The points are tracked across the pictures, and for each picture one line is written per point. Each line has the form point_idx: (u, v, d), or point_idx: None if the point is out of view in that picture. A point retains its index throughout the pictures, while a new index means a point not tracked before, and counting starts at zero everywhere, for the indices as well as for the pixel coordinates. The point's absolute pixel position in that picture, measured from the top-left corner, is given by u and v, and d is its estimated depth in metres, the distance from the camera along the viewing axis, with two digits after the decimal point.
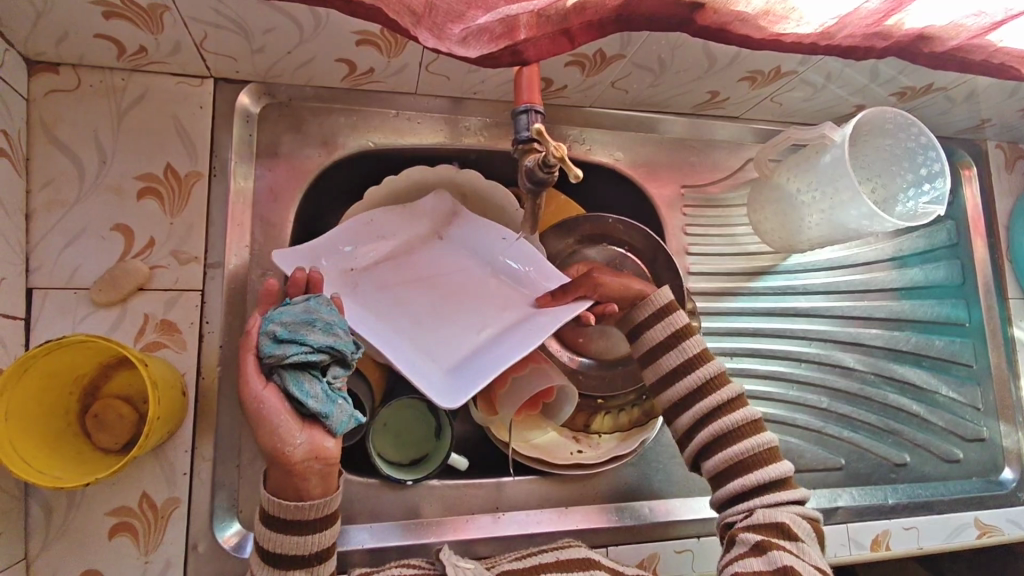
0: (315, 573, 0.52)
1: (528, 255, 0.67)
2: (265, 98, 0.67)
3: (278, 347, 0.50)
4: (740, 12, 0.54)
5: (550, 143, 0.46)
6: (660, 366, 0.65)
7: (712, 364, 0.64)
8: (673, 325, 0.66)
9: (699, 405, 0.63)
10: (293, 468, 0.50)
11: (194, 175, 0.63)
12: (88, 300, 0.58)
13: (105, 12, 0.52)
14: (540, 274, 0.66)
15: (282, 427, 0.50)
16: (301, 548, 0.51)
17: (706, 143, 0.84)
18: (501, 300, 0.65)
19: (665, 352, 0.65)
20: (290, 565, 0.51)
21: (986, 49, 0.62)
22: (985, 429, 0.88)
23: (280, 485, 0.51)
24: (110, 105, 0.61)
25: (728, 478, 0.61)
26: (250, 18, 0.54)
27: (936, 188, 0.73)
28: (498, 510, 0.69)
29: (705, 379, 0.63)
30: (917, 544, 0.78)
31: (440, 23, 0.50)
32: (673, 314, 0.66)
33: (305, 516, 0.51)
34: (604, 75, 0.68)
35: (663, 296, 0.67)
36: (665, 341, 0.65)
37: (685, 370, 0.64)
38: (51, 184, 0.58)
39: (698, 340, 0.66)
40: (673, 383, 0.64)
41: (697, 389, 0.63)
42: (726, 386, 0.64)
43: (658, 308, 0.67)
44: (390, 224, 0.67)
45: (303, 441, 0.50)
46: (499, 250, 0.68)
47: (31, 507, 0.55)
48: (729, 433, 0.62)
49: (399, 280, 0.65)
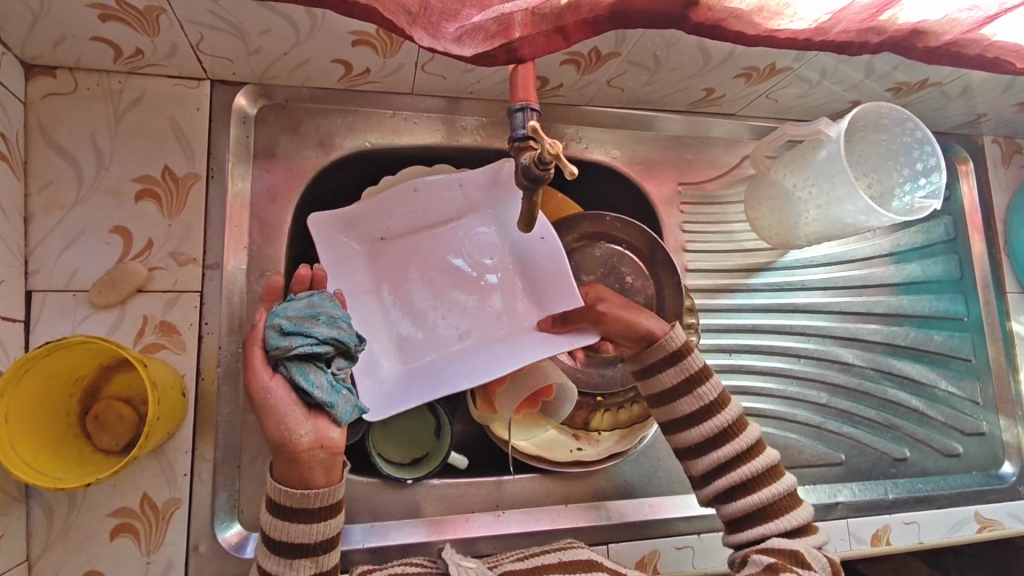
0: (320, 563, 0.52)
1: (555, 266, 0.66)
2: (262, 99, 0.67)
3: (284, 339, 0.51)
4: (734, 8, 0.54)
5: (545, 140, 0.44)
6: (674, 410, 0.64)
7: (730, 410, 0.64)
8: (690, 368, 0.64)
9: (719, 453, 0.62)
10: (298, 456, 0.49)
11: (192, 176, 0.63)
12: (87, 302, 0.58)
13: (101, 15, 0.52)
14: (558, 287, 0.66)
15: (290, 414, 0.49)
16: (306, 537, 0.51)
17: (703, 141, 0.84)
18: (508, 311, 0.70)
19: (678, 398, 0.64)
20: (294, 554, 0.51)
21: (980, 43, 0.62)
22: (984, 423, 0.88)
23: (284, 473, 0.50)
24: (107, 108, 0.61)
25: (747, 525, 0.61)
26: (246, 20, 0.54)
27: (932, 182, 0.74)
28: (499, 509, 0.69)
29: (727, 422, 0.63)
30: (917, 539, 0.78)
31: (435, 22, 0.51)
32: (690, 355, 0.65)
33: (310, 506, 0.50)
34: (599, 73, 0.69)
35: (678, 336, 0.65)
36: (679, 386, 0.64)
37: (700, 417, 0.63)
38: (50, 187, 0.59)
39: (715, 381, 0.65)
40: (688, 428, 0.63)
41: (716, 436, 0.63)
42: (745, 430, 0.63)
43: (672, 351, 0.64)
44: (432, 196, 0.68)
45: (310, 428, 0.50)
46: (532, 247, 0.68)
47: (32, 508, 0.55)
48: (748, 481, 0.62)
49: (414, 256, 0.70)
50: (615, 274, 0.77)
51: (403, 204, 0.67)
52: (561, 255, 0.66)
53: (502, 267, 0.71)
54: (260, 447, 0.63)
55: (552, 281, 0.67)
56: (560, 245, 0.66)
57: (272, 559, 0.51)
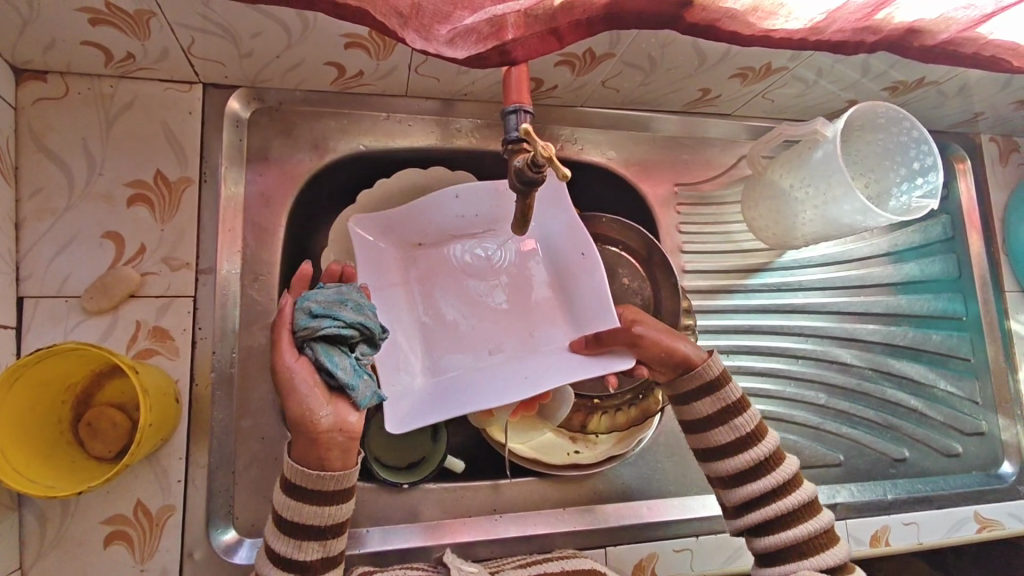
0: (328, 547, 0.52)
1: (594, 286, 0.66)
2: (255, 103, 0.67)
3: (312, 321, 0.51)
4: (729, 8, 0.54)
5: (538, 143, 0.44)
6: (708, 439, 0.62)
7: (768, 442, 0.62)
8: (727, 398, 0.62)
9: (754, 486, 0.61)
10: (318, 433, 0.50)
11: (185, 181, 0.62)
12: (79, 308, 0.58)
13: (91, 19, 0.51)
14: (596, 311, 0.65)
15: (316, 395, 0.51)
16: (316, 519, 0.51)
17: (699, 141, 0.83)
18: (543, 326, 0.69)
19: (712, 428, 0.62)
20: (303, 535, 0.51)
21: (977, 42, 0.62)
22: (984, 423, 0.88)
23: (303, 453, 0.51)
24: (99, 112, 0.61)
25: (780, 561, 0.60)
26: (237, 23, 0.54)
27: (929, 182, 0.73)
28: (496, 513, 0.68)
29: (765, 455, 0.61)
30: (917, 540, 0.78)
31: (427, 24, 0.50)
32: (728, 385, 0.63)
33: (325, 488, 0.50)
34: (594, 74, 0.68)
35: (714, 366, 0.63)
36: (715, 417, 0.62)
37: (736, 450, 0.61)
38: (41, 193, 0.58)
39: (753, 414, 0.63)
40: (722, 459, 0.62)
41: (753, 470, 0.61)
42: (782, 463, 0.62)
43: (708, 381, 0.63)
44: (470, 203, 0.67)
45: (332, 410, 0.51)
46: (573, 265, 0.68)
47: (25, 517, 0.54)
48: (783, 516, 0.60)
49: (451, 265, 0.70)
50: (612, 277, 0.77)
51: (440, 210, 0.67)
52: (601, 274, 0.65)
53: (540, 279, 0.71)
54: (255, 453, 0.62)
55: (591, 303, 0.66)
56: (600, 264, 0.65)
57: (282, 541, 0.51)
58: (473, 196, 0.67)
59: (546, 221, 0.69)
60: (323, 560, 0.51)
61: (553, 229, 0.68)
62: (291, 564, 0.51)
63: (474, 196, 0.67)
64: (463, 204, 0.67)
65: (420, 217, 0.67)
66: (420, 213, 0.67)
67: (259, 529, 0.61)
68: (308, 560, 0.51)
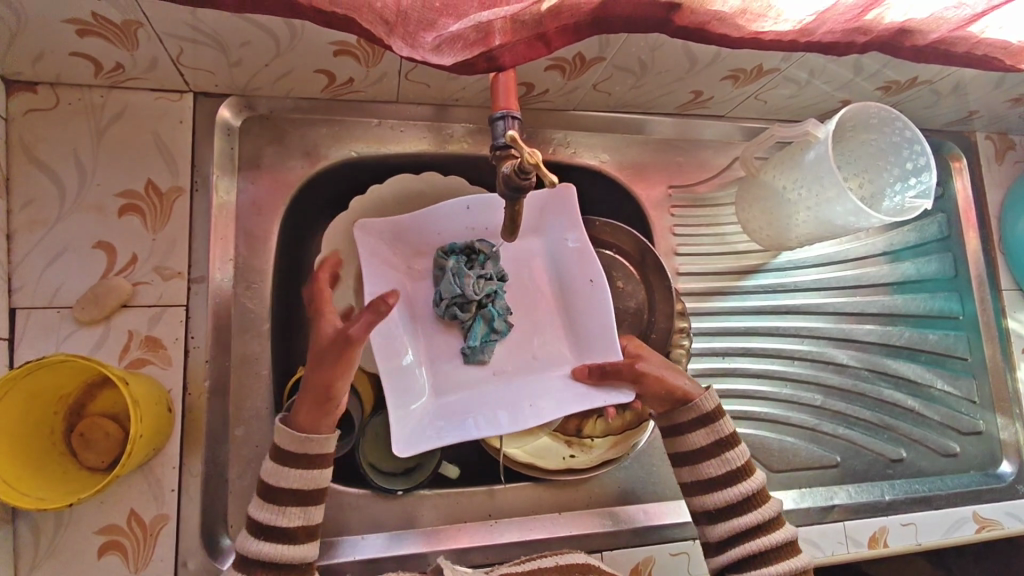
0: (308, 512, 0.55)
1: (601, 312, 0.68)
2: (246, 111, 0.67)
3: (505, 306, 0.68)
4: (717, 11, 0.53)
5: (524, 149, 0.44)
6: (698, 470, 0.63)
7: (756, 478, 0.62)
8: (718, 433, 0.63)
9: (741, 520, 0.61)
10: (330, 404, 0.55)
11: (176, 190, 0.62)
12: (71, 318, 0.58)
13: (79, 30, 0.51)
14: (603, 338, 0.68)
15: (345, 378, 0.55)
16: (301, 483, 0.54)
17: (692, 142, 0.83)
18: (545, 346, 0.70)
19: (705, 460, 0.63)
20: (286, 499, 0.54)
21: (968, 41, 0.62)
22: (982, 422, 0.88)
23: (311, 422, 0.55)
24: (89, 122, 0.61)
25: None
26: (226, 33, 0.54)
27: (922, 182, 0.73)
28: (491, 518, 0.68)
29: (752, 491, 0.62)
30: (915, 541, 0.77)
31: (413, 32, 0.50)
32: (720, 421, 0.63)
33: (309, 451, 0.54)
34: (586, 78, 0.68)
35: (709, 402, 0.64)
36: (708, 448, 0.63)
37: (726, 482, 0.62)
38: (32, 204, 0.58)
39: (743, 449, 0.63)
40: (711, 491, 0.62)
41: (740, 503, 0.61)
42: (768, 502, 0.62)
43: (704, 413, 0.63)
44: (480, 216, 0.67)
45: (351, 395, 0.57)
46: (578, 289, 0.70)
47: (19, 528, 0.55)
48: (766, 552, 0.60)
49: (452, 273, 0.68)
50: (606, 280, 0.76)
51: (450, 222, 0.67)
52: (608, 302, 0.68)
53: (542, 298, 0.71)
54: (249, 460, 0.63)
55: (599, 329, 0.68)
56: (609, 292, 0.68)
57: (266, 508, 0.53)
58: (486, 208, 0.67)
59: (554, 239, 0.71)
60: (304, 528, 0.54)
61: (560, 249, 0.71)
62: (273, 532, 0.53)
63: (488, 208, 0.67)
64: (476, 217, 0.67)
65: (427, 225, 0.67)
66: (430, 219, 0.67)
67: None
68: (291, 526, 0.53)
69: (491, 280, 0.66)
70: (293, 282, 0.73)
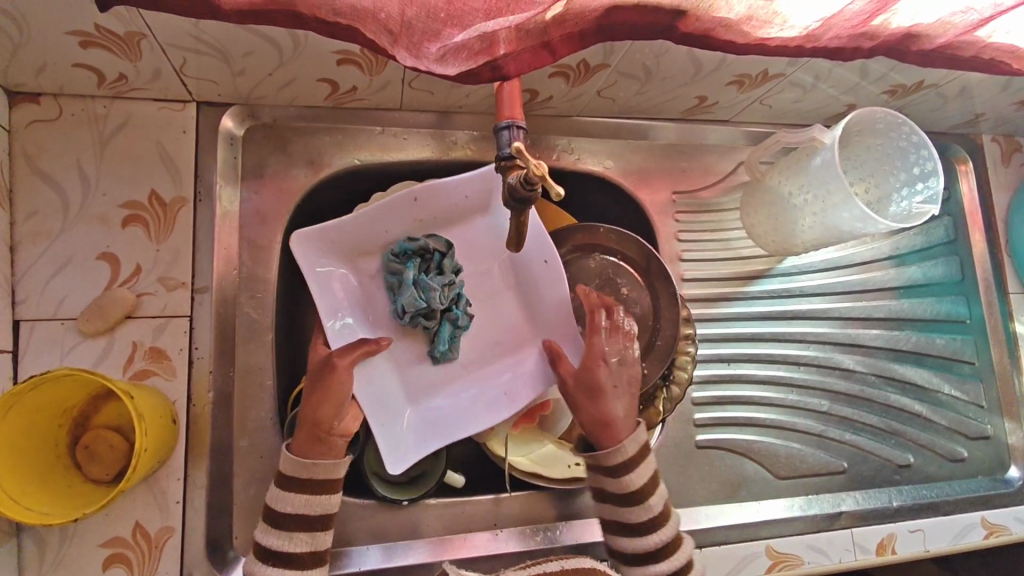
0: (316, 538, 0.55)
1: (561, 291, 0.66)
2: (249, 120, 0.67)
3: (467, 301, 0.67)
4: (723, 18, 0.53)
5: (530, 161, 0.44)
6: (620, 514, 0.61)
7: (674, 522, 0.61)
8: (634, 481, 0.60)
9: (661, 565, 0.60)
10: (320, 429, 0.56)
11: (179, 200, 0.62)
12: (75, 330, 0.58)
13: (82, 42, 0.51)
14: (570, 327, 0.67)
15: (331, 402, 0.57)
16: (308, 508, 0.55)
17: (697, 147, 0.83)
18: (511, 329, 0.70)
19: (627, 506, 0.60)
20: (294, 524, 0.54)
21: (976, 45, 0.61)
22: (989, 426, 0.87)
23: (304, 449, 0.56)
24: (91, 133, 0.60)
25: None
26: (229, 43, 0.53)
27: (929, 187, 0.73)
28: (497, 528, 0.68)
29: (669, 538, 0.60)
30: (923, 547, 0.77)
31: (417, 42, 0.50)
32: (639, 468, 0.61)
33: (314, 476, 0.55)
34: (589, 85, 0.68)
35: (630, 446, 0.61)
36: (633, 496, 0.60)
37: (647, 529, 0.60)
38: (36, 216, 0.58)
39: (661, 492, 0.62)
40: (631, 537, 0.60)
41: (660, 549, 0.60)
42: (682, 546, 0.62)
43: (630, 460, 0.61)
44: (429, 206, 0.64)
45: (344, 415, 0.57)
46: (535, 268, 0.68)
47: (24, 541, 0.54)
48: None
49: None
50: (610, 286, 0.75)
51: (400, 218, 0.64)
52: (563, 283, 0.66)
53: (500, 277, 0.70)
54: (254, 471, 0.63)
55: (562, 310, 0.67)
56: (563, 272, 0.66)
57: (273, 534, 0.54)
58: (434, 195, 0.63)
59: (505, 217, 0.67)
60: (312, 554, 0.54)
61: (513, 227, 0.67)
62: (280, 557, 0.53)
63: (435, 194, 0.63)
64: (423, 207, 0.64)
65: (376, 223, 0.63)
66: (381, 218, 0.63)
67: None
68: (298, 552, 0.54)
69: (455, 285, 0.64)
70: (296, 291, 0.72)
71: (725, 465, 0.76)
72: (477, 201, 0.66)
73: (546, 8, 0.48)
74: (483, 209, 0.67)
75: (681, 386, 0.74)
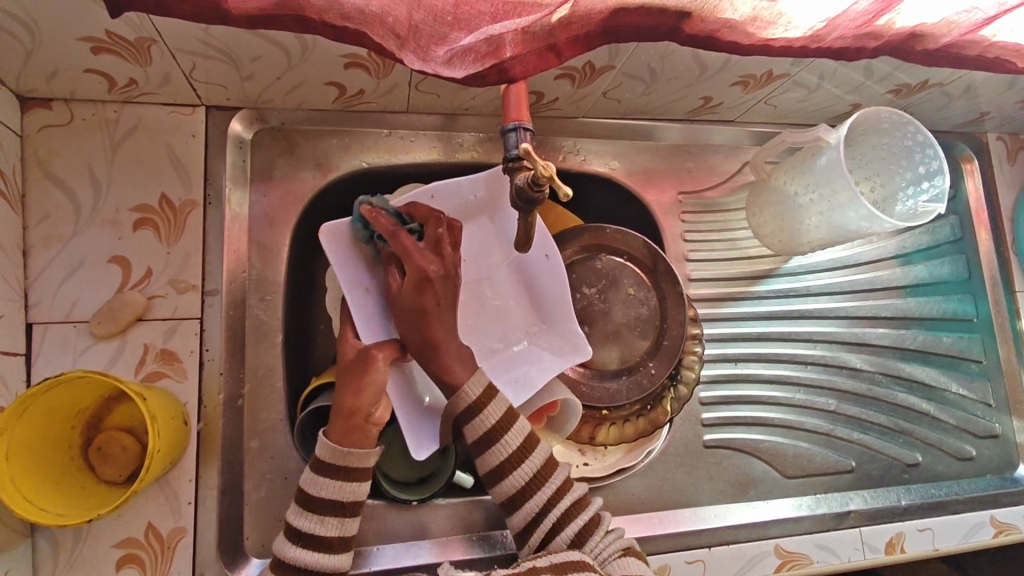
0: (345, 525, 0.52)
1: (558, 288, 0.68)
2: (257, 123, 0.67)
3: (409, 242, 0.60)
4: (728, 19, 0.53)
5: (538, 162, 0.44)
6: (486, 461, 0.56)
7: (540, 449, 0.57)
8: (483, 425, 0.55)
9: (540, 494, 0.56)
10: (358, 416, 0.53)
11: (189, 204, 0.63)
12: (88, 333, 0.58)
13: (94, 48, 0.52)
14: (568, 317, 0.68)
15: (370, 390, 0.54)
16: (340, 494, 0.52)
17: (702, 148, 0.83)
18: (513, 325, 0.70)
19: (488, 449, 0.55)
20: (326, 509, 0.52)
21: (980, 44, 0.61)
22: (998, 425, 0.87)
23: (342, 437, 0.53)
24: (103, 137, 0.61)
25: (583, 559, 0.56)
26: (239, 48, 0.54)
27: (935, 186, 0.73)
28: (506, 527, 0.68)
29: (536, 469, 0.56)
30: (932, 546, 0.77)
31: (424, 45, 0.50)
32: (487, 408, 0.55)
33: (349, 464, 0.52)
34: (595, 86, 0.68)
35: (474, 389, 0.55)
36: (488, 437, 0.55)
37: (512, 464, 0.55)
38: (48, 219, 0.59)
39: (520, 427, 0.56)
40: (502, 479, 0.56)
41: (533, 478, 0.56)
42: (555, 470, 0.57)
43: (470, 403, 0.55)
44: (442, 204, 0.65)
45: (381, 403, 0.55)
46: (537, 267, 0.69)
47: (38, 542, 0.55)
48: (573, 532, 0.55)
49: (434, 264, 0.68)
50: (616, 287, 0.75)
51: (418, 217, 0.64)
52: (563, 278, 0.68)
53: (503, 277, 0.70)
54: (264, 472, 0.63)
55: (562, 303, 0.68)
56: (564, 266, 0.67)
57: (305, 516, 0.51)
58: (449, 193, 0.65)
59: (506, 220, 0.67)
60: (340, 537, 0.52)
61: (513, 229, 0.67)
62: (311, 540, 0.51)
63: (450, 192, 0.65)
64: (437, 206, 0.65)
65: None
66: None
67: (269, 549, 0.62)
68: (327, 536, 0.51)
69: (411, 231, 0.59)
70: (304, 294, 0.73)
71: (732, 465, 0.76)
72: (482, 202, 0.67)
73: (553, 11, 0.49)
74: (489, 211, 0.67)
75: (689, 385, 0.74)
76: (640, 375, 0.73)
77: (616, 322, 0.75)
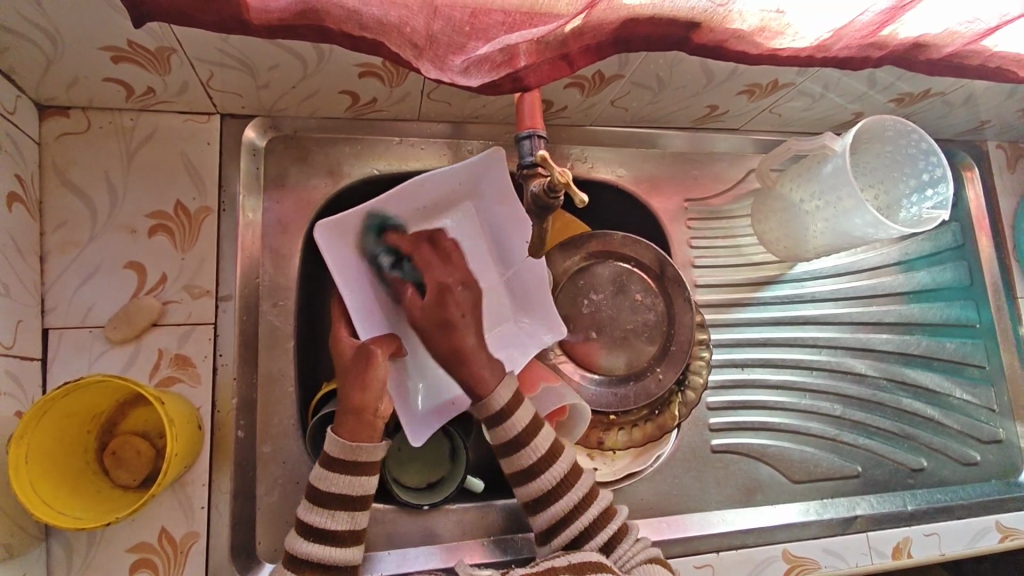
0: (355, 518, 0.53)
1: (535, 273, 0.70)
2: (270, 131, 0.68)
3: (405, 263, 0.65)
4: (736, 29, 0.55)
5: (555, 169, 0.46)
6: (513, 463, 0.58)
7: (565, 456, 0.59)
8: (513, 428, 0.58)
9: (565, 498, 0.57)
10: (368, 412, 0.55)
11: (204, 210, 0.63)
12: (103, 337, 0.59)
13: (114, 57, 0.53)
14: (545, 298, 0.71)
15: (376, 385, 0.56)
16: (352, 489, 0.52)
17: (707, 156, 0.84)
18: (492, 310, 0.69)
19: (517, 452, 0.58)
20: (335, 504, 0.52)
21: (982, 54, 0.62)
22: (1002, 430, 0.88)
23: (353, 432, 0.54)
24: (119, 145, 0.62)
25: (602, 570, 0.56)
26: (256, 57, 0.55)
27: (938, 193, 0.74)
28: (518, 532, 0.68)
29: (564, 472, 0.58)
30: (939, 551, 0.77)
31: (441, 54, 0.51)
32: (515, 414, 0.58)
33: (358, 459, 0.53)
34: (604, 94, 0.69)
35: (505, 394, 0.59)
36: (516, 441, 0.58)
37: (540, 468, 0.57)
38: (65, 226, 0.59)
39: (546, 432, 0.59)
40: (528, 482, 0.57)
41: (562, 481, 0.57)
42: (582, 477, 0.58)
43: (497, 410, 0.59)
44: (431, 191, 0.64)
45: (386, 398, 0.56)
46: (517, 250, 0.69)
47: (52, 546, 0.55)
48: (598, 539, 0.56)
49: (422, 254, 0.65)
50: (623, 293, 0.76)
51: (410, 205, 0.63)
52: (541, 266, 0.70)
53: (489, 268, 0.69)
54: (277, 477, 0.63)
55: (542, 288, 0.71)
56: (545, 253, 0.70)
57: (318, 512, 0.52)
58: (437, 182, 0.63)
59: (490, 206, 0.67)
60: (351, 532, 0.52)
61: (498, 215, 0.67)
62: (322, 534, 0.51)
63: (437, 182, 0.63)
64: (422, 193, 0.64)
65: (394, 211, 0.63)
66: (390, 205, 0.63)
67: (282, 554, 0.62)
68: (339, 530, 0.51)
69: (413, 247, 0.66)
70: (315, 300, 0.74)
71: (740, 470, 0.77)
72: (467, 187, 0.66)
73: (568, 21, 0.49)
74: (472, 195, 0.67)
75: (697, 390, 0.74)
76: (647, 381, 0.74)
77: (623, 328, 0.76)
